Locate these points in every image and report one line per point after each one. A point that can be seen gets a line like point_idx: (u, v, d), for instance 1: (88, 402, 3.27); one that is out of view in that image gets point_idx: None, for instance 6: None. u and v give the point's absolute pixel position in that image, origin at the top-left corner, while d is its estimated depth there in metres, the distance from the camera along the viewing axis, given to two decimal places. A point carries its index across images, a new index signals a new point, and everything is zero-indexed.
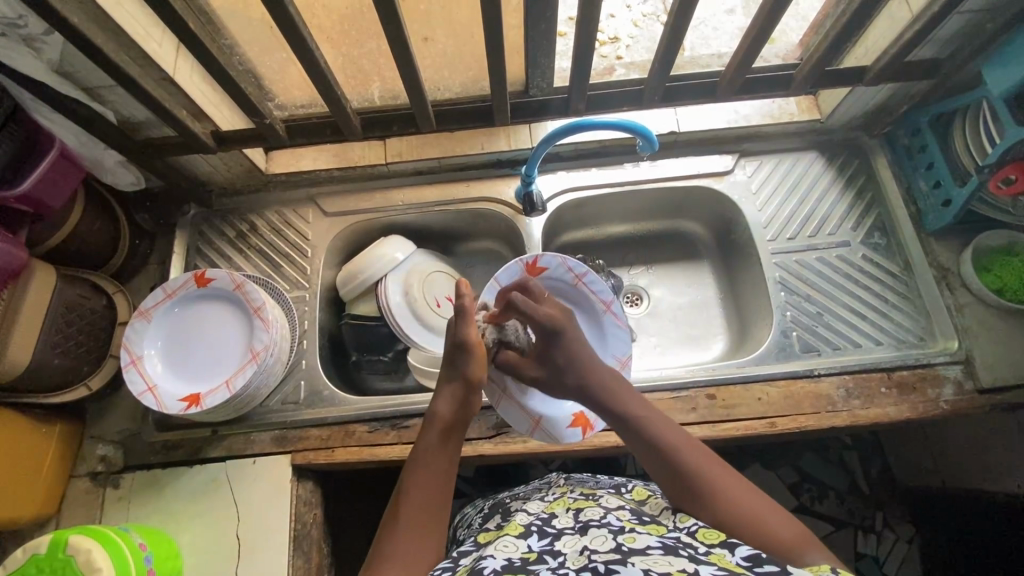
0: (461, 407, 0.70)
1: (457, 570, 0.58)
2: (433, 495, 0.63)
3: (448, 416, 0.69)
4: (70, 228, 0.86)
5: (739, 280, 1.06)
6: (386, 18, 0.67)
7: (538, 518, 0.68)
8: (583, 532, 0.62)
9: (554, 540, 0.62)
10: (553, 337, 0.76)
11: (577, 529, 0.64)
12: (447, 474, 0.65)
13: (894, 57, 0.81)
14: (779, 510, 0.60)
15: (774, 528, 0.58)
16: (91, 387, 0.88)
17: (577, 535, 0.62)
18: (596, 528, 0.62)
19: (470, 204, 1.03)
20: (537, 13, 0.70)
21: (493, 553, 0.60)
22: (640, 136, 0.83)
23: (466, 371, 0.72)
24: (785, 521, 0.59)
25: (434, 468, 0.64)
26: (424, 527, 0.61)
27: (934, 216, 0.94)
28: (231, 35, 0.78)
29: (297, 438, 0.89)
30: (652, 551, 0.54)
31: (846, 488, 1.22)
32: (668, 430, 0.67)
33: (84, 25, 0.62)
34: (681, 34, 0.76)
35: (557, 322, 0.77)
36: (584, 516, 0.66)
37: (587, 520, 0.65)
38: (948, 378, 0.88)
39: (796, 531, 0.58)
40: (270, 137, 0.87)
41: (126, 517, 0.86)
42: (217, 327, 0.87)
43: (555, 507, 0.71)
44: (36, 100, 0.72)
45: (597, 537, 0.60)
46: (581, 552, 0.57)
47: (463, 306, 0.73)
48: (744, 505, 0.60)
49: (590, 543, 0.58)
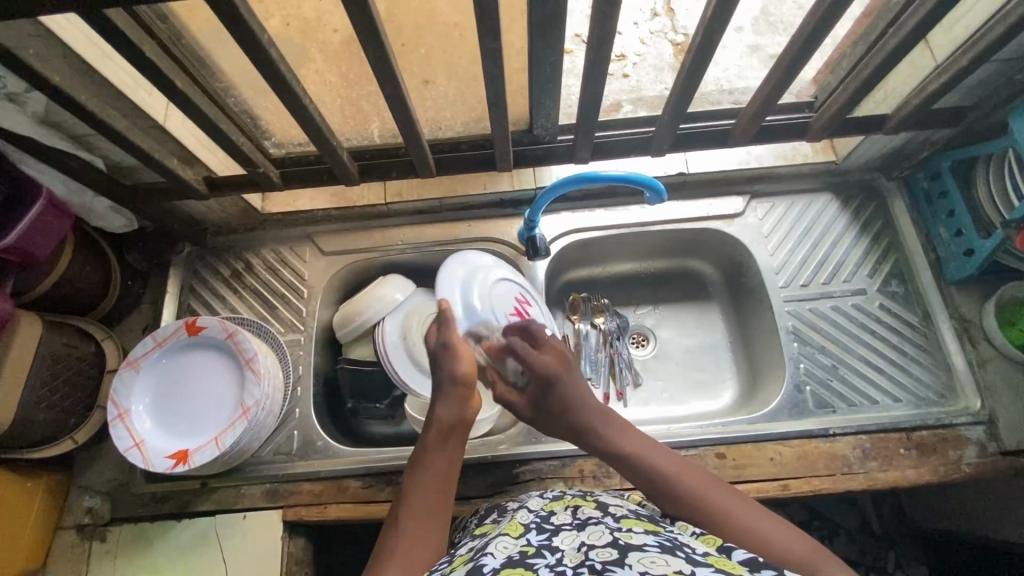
0: (461, 405, 0.70)
1: (455, 560, 0.57)
2: (435, 496, 0.65)
3: (449, 414, 0.70)
4: (60, 273, 0.83)
5: (749, 324, 1.02)
6: (384, 74, 0.65)
7: (537, 516, 0.61)
8: (581, 528, 0.56)
9: (553, 535, 0.56)
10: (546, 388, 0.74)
11: (575, 525, 0.57)
12: (448, 477, 0.67)
13: (917, 107, 0.77)
14: (787, 525, 0.60)
15: (793, 550, 0.57)
16: (77, 439, 0.85)
17: (576, 532, 0.56)
18: (594, 525, 0.56)
19: (471, 244, 1.00)
20: (541, 61, 0.67)
21: (491, 553, 0.53)
22: (649, 189, 0.81)
23: (456, 369, 0.70)
24: (798, 538, 0.58)
25: (437, 473, 0.66)
26: (428, 523, 0.62)
27: (955, 265, 0.90)
28: (225, 80, 0.75)
29: (290, 493, 0.86)
30: (650, 548, 0.49)
31: (857, 527, 1.17)
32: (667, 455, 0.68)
33: (67, 84, 0.60)
34: (697, 80, 0.72)
35: (553, 371, 0.74)
36: (583, 513, 0.59)
37: (586, 517, 0.58)
38: (970, 440, 0.84)
39: (808, 544, 0.57)
40: (264, 183, 0.84)
41: (111, 572, 0.83)
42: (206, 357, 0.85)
43: (554, 504, 0.64)
44: (19, 151, 0.69)
45: (595, 533, 0.54)
46: (579, 549, 0.51)
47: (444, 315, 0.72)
48: (759, 527, 0.59)
49: (587, 539, 0.53)
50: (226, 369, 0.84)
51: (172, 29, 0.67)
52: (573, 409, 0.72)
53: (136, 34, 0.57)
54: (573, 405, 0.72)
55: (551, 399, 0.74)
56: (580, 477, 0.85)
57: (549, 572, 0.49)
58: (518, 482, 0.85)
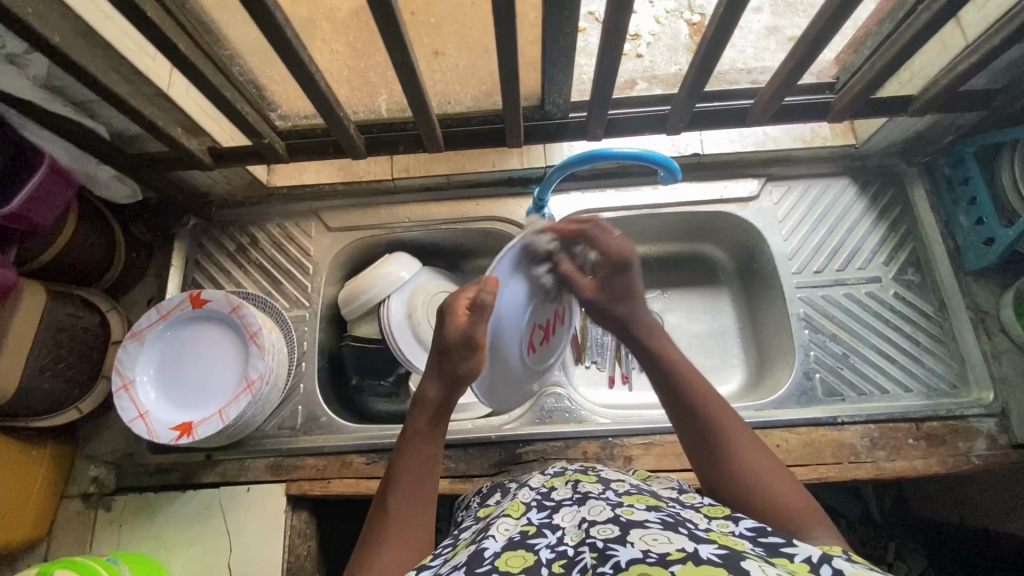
0: (447, 390, 0.66)
1: (459, 545, 0.56)
2: (420, 479, 0.62)
3: (438, 395, 0.66)
4: (64, 243, 0.82)
5: (761, 310, 1.00)
6: (392, 42, 0.63)
7: (538, 493, 0.60)
8: (581, 503, 0.55)
9: (554, 512, 0.55)
10: (620, 270, 0.73)
11: (575, 500, 0.56)
12: (434, 459, 0.64)
13: (944, 87, 0.74)
14: (792, 481, 0.58)
15: (787, 500, 0.56)
16: (82, 409, 0.85)
17: (576, 506, 0.55)
18: (594, 499, 0.55)
19: (478, 223, 0.98)
20: (555, 31, 0.64)
21: (491, 535, 0.53)
22: (662, 167, 0.78)
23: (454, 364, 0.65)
24: (798, 493, 0.57)
25: (426, 455, 0.64)
26: (415, 508, 0.60)
27: (975, 254, 0.88)
28: (230, 45, 0.74)
29: (293, 467, 0.86)
30: (652, 524, 0.48)
31: (858, 516, 1.15)
32: (700, 379, 0.66)
33: (68, 45, 0.58)
34: (717, 56, 0.69)
35: (628, 255, 0.72)
36: (583, 487, 0.59)
37: (586, 491, 0.57)
38: (981, 432, 0.83)
39: (805, 502, 0.56)
40: (269, 155, 0.82)
41: (116, 541, 0.84)
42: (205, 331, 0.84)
43: (554, 480, 0.63)
44: (20, 116, 0.68)
45: (595, 507, 0.53)
46: (580, 525, 0.51)
47: (452, 305, 0.66)
48: (762, 473, 0.58)
49: (588, 514, 0.52)
50: (227, 338, 0.84)
51: None
52: (634, 302, 0.74)
53: None
54: (637, 296, 0.74)
55: (618, 283, 0.73)
56: (584, 458, 0.85)
57: (549, 555, 0.48)
58: (520, 462, 0.85)
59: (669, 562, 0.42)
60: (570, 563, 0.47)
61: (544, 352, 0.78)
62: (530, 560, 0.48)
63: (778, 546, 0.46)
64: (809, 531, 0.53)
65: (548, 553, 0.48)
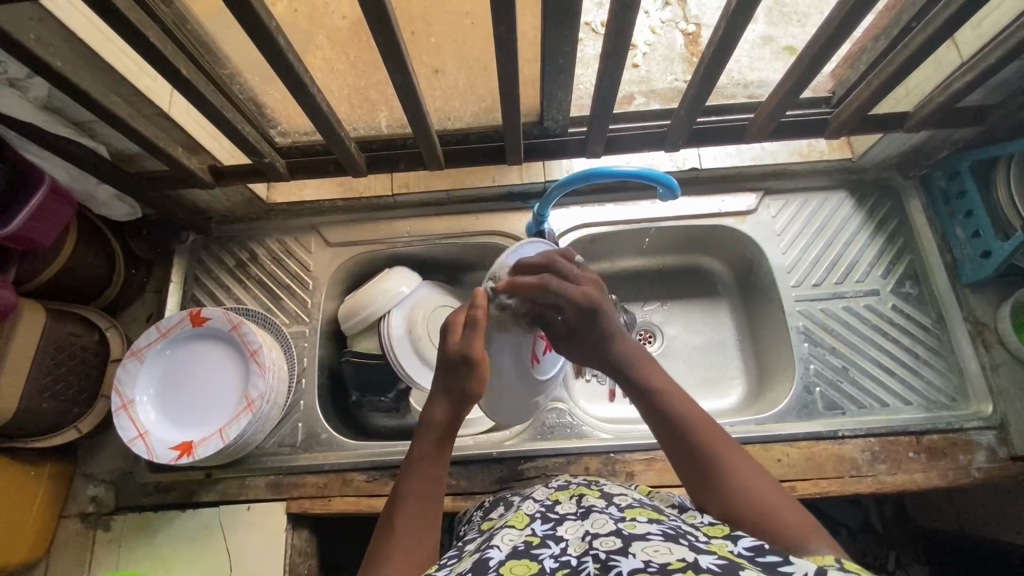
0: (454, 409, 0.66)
1: (462, 555, 0.56)
2: (427, 500, 0.62)
3: (445, 416, 0.66)
4: (63, 261, 0.82)
5: (760, 323, 1.00)
6: (393, 63, 0.63)
7: (542, 506, 0.60)
8: (584, 517, 0.55)
9: (557, 525, 0.55)
10: (591, 314, 0.69)
11: (578, 514, 0.56)
12: (440, 483, 0.63)
13: (941, 105, 0.75)
14: (790, 499, 0.57)
15: (784, 516, 0.55)
16: (81, 429, 0.85)
17: (579, 521, 0.55)
18: (598, 513, 0.55)
19: (480, 238, 0.99)
20: (555, 50, 0.64)
21: (496, 545, 0.52)
22: (662, 185, 0.78)
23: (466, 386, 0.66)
24: (794, 508, 0.56)
25: (432, 477, 0.63)
26: (420, 526, 0.60)
27: (971, 267, 0.89)
28: (233, 66, 0.74)
29: (293, 485, 0.86)
30: (653, 536, 0.48)
31: (858, 526, 1.13)
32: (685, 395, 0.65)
33: (68, 69, 0.58)
34: (717, 74, 0.70)
35: (597, 300, 0.70)
36: (587, 501, 0.58)
37: (590, 505, 0.57)
38: (981, 445, 0.83)
39: (802, 518, 0.55)
40: (270, 174, 0.83)
41: (115, 560, 0.83)
42: (209, 356, 0.83)
43: (558, 494, 0.63)
44: (20, 137, 0.68)
45: (598, 520, 0.53)
46: (584, 538, 0.51)
47: (477, 318, 0.65)
48: (751, 488, 0.57)
49: (591, 527, 0.52)
50: (227, 357, 0.83)
51: (177, 13, 0.65)
52: (615, 337, 0.70)
53: (140, 19, 0.55)
54: (615, 334, 0.70)
55: (591, 325, 0.70)
56: (585, 473, 0.85)
57: (553, 563, 0.48)
58: (521, 479, 0.85)
59: (669, 571, 0.43)
60: (573, 572, 0.46)
61: (545, 365, 0.82)
62: (534, 568, 0.48)
63: (775, 565, 0.46)
64: (805, 545, 0.52)
65: (552, 561, 0.48)
